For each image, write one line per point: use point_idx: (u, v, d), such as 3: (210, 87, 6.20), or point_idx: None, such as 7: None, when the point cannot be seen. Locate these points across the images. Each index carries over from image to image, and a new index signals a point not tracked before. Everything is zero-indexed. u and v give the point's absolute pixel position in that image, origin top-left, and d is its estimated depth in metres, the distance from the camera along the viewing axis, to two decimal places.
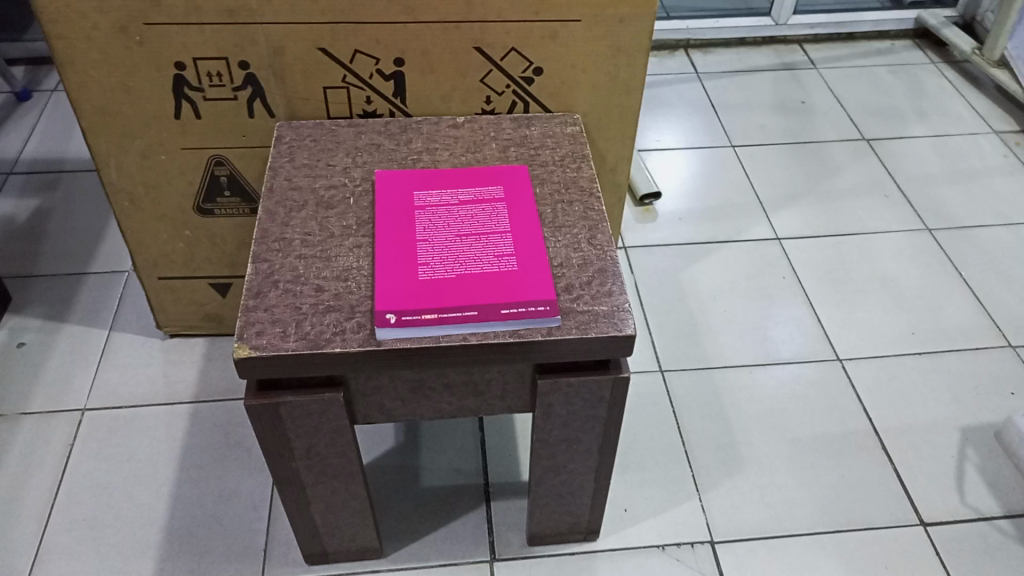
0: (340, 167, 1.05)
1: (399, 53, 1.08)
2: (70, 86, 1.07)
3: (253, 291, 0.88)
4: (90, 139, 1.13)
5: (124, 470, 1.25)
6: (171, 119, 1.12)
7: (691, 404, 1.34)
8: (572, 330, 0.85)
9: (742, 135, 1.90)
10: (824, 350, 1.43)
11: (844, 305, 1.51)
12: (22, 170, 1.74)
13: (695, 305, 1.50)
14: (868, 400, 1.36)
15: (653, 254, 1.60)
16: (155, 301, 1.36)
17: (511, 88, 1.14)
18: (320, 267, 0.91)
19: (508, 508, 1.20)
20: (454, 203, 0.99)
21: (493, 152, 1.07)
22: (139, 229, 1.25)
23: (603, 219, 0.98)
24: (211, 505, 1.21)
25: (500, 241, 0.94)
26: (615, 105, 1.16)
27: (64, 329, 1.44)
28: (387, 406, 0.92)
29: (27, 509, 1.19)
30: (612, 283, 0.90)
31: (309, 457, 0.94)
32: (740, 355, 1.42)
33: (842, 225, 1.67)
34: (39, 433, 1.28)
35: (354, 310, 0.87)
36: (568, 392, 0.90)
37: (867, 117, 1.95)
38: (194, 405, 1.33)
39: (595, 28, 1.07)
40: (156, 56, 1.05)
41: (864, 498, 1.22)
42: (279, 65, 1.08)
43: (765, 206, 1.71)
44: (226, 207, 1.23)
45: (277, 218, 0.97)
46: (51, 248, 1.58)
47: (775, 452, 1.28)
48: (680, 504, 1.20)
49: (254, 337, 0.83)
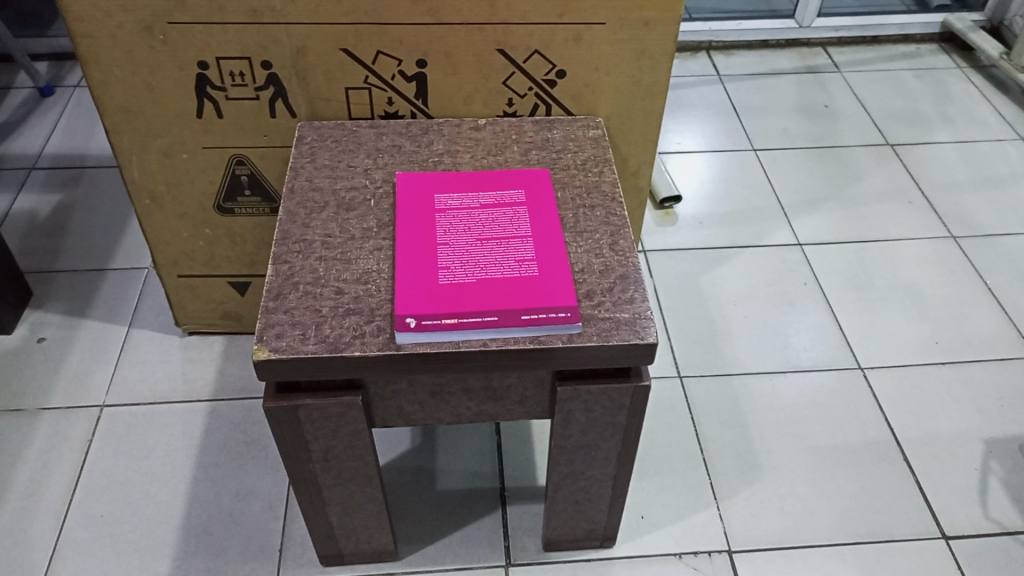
0: (362, 169, 1.04)
1: (422, 55, 1.07)
2: (94, 84, 1.07)
3: (273, 293, 0.88)
4: (113, 138, 1.13)
5: (142, 467, 1.25)
6: (193, 119, 1.12)
7: (710, 411, 1.33)
8: (593, 337, 0.84)
9: (764, 139, 1.88)
10: (845, 358, 1.41)
11: (867, 312, 1.49)
12: (44, 166, 1.75)
13: (715, 310, 1.49)
14: (890, 410, 1.34)
15: (673, 258, 1.59)
16: (175, 298, 1.36)
17: (534, 90, 1.13)
18: (340, 269, 0.91)
19: (524, 512, 1.19)
20: (475, 206, 0.98)
21: (514, 155, 1.07)
22: (160, 228, 1.25)
23: (625, 224, 0.97)
24: (228, 504, 1.21)
25: (521, 245, 0.93)
26: (638, 109, 1.15)
27: (84, 324, 1.45)
28: (405, 410, 0.92)
29: (46, 505, 1.20)
30: (634, 290, 0.89)
31: (326, 459, 0.94)
32: (759, 362, 1.41)
33: (866, 231, 1.65)
34: (58, 429, 1.29)
35: (374, 314, 0.86)
36: (587, 399, 0.90)
37: (892, 122, 1.93)
38: (212, 403, 1.34)
39: (619, 32, 1.06)
40: (180, 55, 1.05)
41: (884, 509, 1.21)
42: (302, 65, 1.08)
43: (787, 210, 1.70)
44: (246, 206, 1.23)
45: (297, 219, 0.97)
46: (72, 244, 1.59)
47: (795, 461, 1.27)
48: (698, 512, 1.19)
49: (273, 340, 0.83)
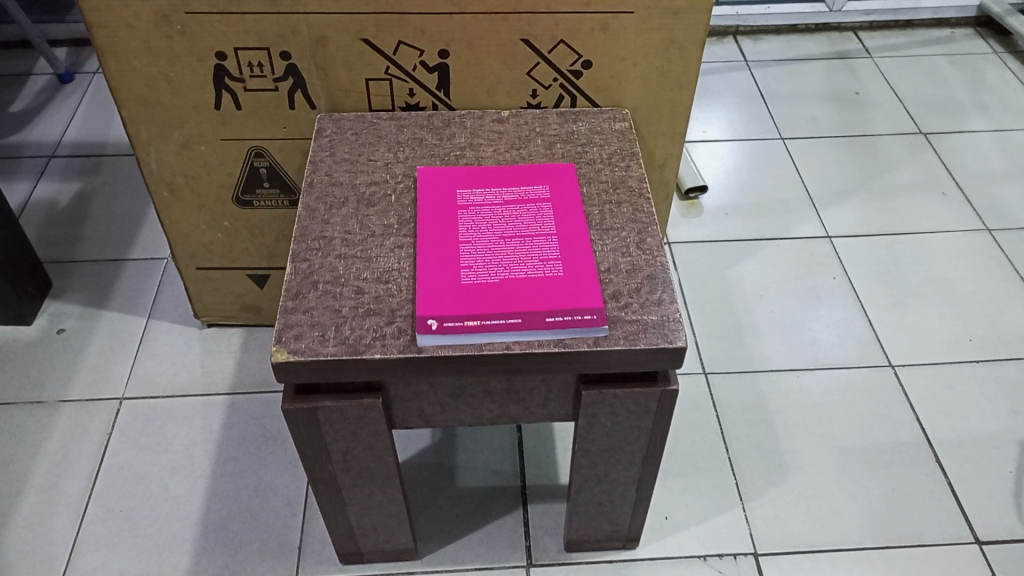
0: (382, 163, 1.02)
1: (444, 45, 1.04)
2: (111, 76, 1.05)
3: (292, 292, 0.86)
4: (131, 129, 1.11)
5: (161, 460, 1.24)
6: (212, 111, 1.10)
7: (735, 409, 1.30)
8: (620, 341, 0.82)
9: (792, 127, 1.83)
10: (874, 354, 1.38)
11: (898, 308, 1.45)
12: (64, 154, 1.74)
13: (741, 305, 1.46)
14: (921, 410, 1.30)
15: (698, 250, 1.56)
16: (194, 290, 1.35)
17: (559, 81, 1.10)
18: (360, 268, 0.89)
19: (545, 511, 1.18)
20: (498, 202, 0.96)
21: (538, 149, 1.04)
22: (179, 220, 1.23)
23: (653, 221, 0.94)
24: (247, 499, 1.20)
25: (545, 244, 0.91)
26: (665, 100, 1.12)
27: (103, 316, 1.44)
28: (426, 412, 0.90)
29: (66, 498, 1.20)
30: (662, 291, 0.86)
31: (345, 460, 0.92)
32: (787, 359, 1.37)
33: (896, 223, 1.61)
34: (78, 421, 1.29)
35: (394, 315, 0.84)
36: (613, 403, 0.87)
37: (925, 109, 1.88)
38: (231, 396, 1.32)
39: (648, 21, 1.03)
40: (197, 46, 1.03)
41: (915, 513, 1.18)
42: (321, 56, 1.05)
43: (815, 201, 1.65)
44: (265, 198, 1.21)
45: (317, 214, 0.95)
46: (91, 233, 1.58)
47: (823, 461, 1.24)
48: (723, 514, 1.17)
49: (292, 341, 0.82)
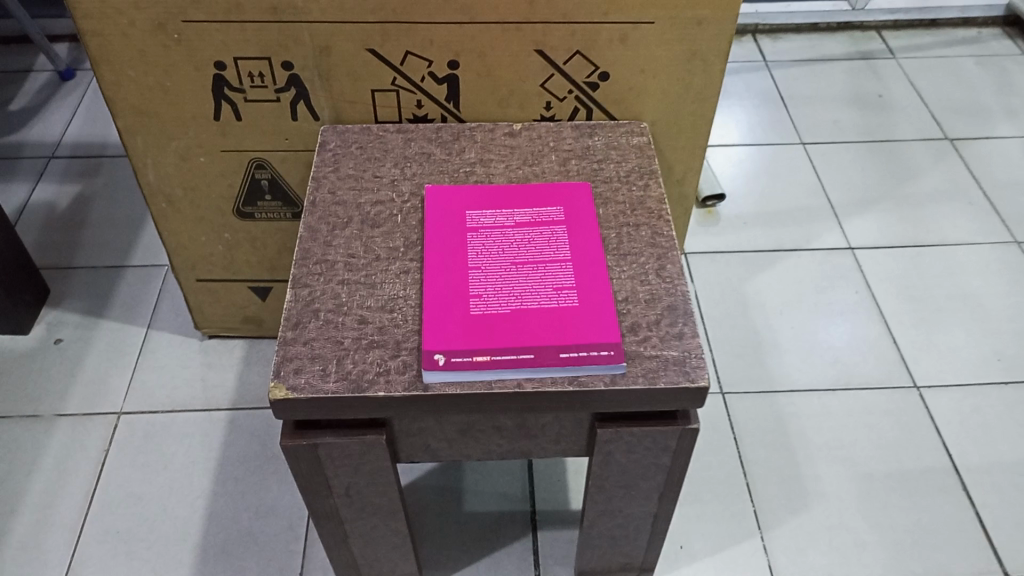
0: (388, 179, 0.97)
1: (454, 56, 0.99)
2: (106, 85, 1.00)
3: (292, 322, 0.82)
4: (127, 140, 1.06)
5: (159, 479, 1.21)
6: (211, 121, 1.05)
7: (753, 432, 1.25)
8: (639, 379, 0.77)
9: (812, 132, 1.77)
10: (898, 375, 1.33)
11: (923, 326, 1.40)
12: (64, 154, 1.70)
13: (759, 319, 1.41)
14: (948, 435, 1.25)
15: (715, 262, 1.51)
16: (194, 302, 1.31)
17: (574, 93, 1.04)
18: (364, 295, 0.84)
19: (555, 539, 1.14)
20: (509, 225, 0.91)
21: (553, 165, 0.99)
22: (178, 231, 1.19)
23: (673, 246, 0.89)
24: (247, 521, 1.16)
25: (560, 271, 0.86)
26: (686, 113, 1.06)
27: (102, 325, 1.40)
28: (432, 447, 0.85)
29: (61, 518, 1.16)
30: (684, 324, 0.82)
31: (348, 495, 0.88)
32: (807, 378, 1.32)
33: (921, 234, 1.55)
34: (75, 436, 1.25)
35: (399, 347, 0.80)
36: (629, 441, 0.83)
37: (951, 113, 1.81)
38: (232, 412, 1.29)
39: (669, 31, 0.97)
40: (195, 55, 0.98)
41: (941, 545, 1.13)
42: (325, 66, 1.00)
43: (837, 210, 1.60)
44: (267, 210, 1.16)
45: (319, 236, 0.90)
46: (91, 238, 1.54)
47: (845, 488, 1.19)
48: (740, 543, 1.13)
49: (291, 376, 0.77)
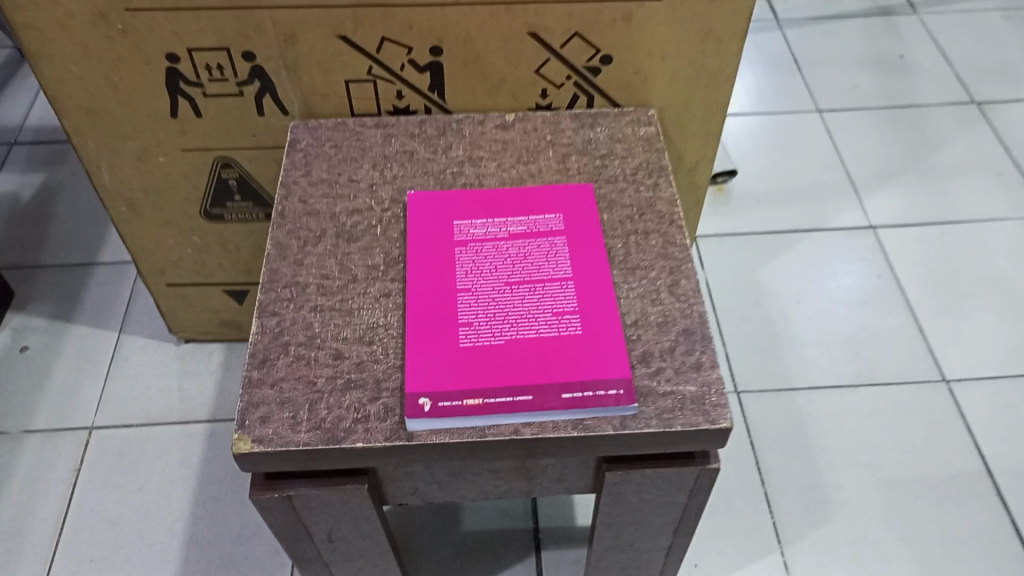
0: (366, 183, 0.87)
1: (437, 42, 0.88)
2: (47, 83, 0.89)
3: (258, 358, 0.72)
4: (76, 141, 0.95)
5: (135, 501, 1.13)
6: (168, 119, 0.94)
7: (771, 435, 1.17)
8: (652, 421, 0.68)
9: (829, 98, 1.65)
10: (925, 368, 1.24)
11: (951, 313, 1.31)
12: (27, 140, 1.59)
13: (775, 308, 1.32)
14: (980, 435, 1.17)
15: (726, 247, 1.40)
16: (166, 307, 1.21)
17: (573, 79, 0.93)
18: (340, 325, 0.75)
19: (560, 560, 1.06)
20: (502, 237, 0.81)
21: (550, 162, 0.88)
22: (142, 235, 1.09)
23: (687, 257, 0.79)
24: (230, 546, 1.08)
25: (560, 291, 0.76)
26: (698, 98, 0.95)
27: (71, 331, 1.31)
28: (422, 490, 0.76)
29: (30, 547, 1.08)
30: (702, 352, 0.72)
31: (330, 540, 0.80)
32: (827, 374, 1.23)
33: (947, 210, 1.44)
34: (44, 456, 1.17)
35: (379, 388, 0.70)
36: (640, 482, 0.74)
37: (977, 75, 1.69)
38: (211, 425, 1.20)
39: (680, 9, 0.86)
40: (143, 47, 0.86)
41: (974, 559, 1.05)
42: (291, 56, 0.88)
43: (856, 185, 1.49)
44: (238, 211, 1.06)
45: (289, 253, 0.80)
46: (58, 234, 1.44)
47: (870, 496, 1.11)
48: (759, 560, 1.05)
49: (256, 427, 0.68)
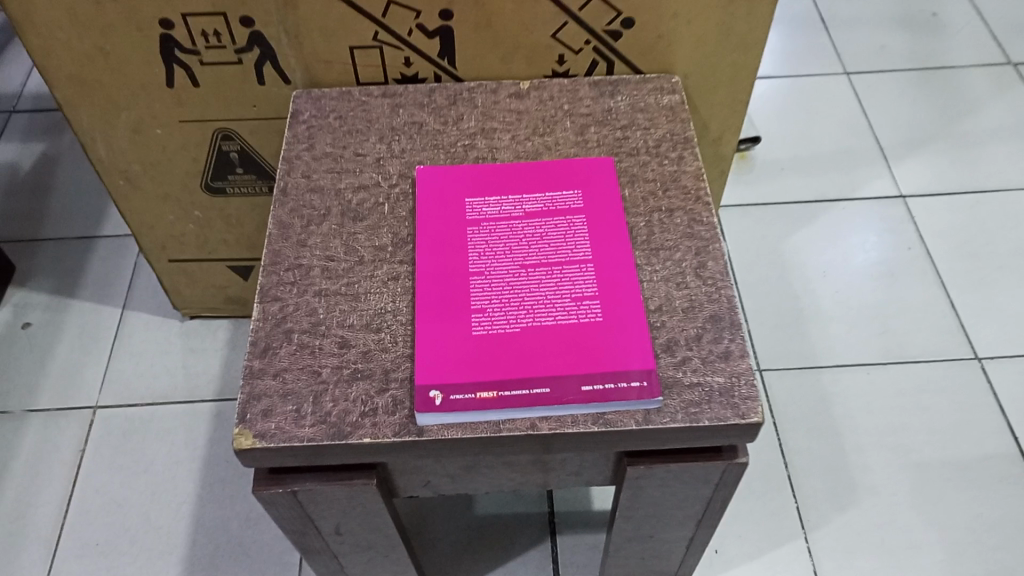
0: (373, 158, 0.82)
1: (446, 5, 0.82)
2: (35, 52, 0.84)
3: (260, 347, 0.68)
4: (68, 113, 0.91)
5: (141, 483, 1.10)
6: (163, 89, 0.89)
7: (795, 415, 1.13)
8: (678, 415, 0.63)
9: (856, 60, 1.58)
10: (956, 345, 1.19)
11: (984, 287, 1.25)
12: (26, 108, 1.54)
13: (800, 281, 1.27)
14: (1014, 415, 1.12)
15: (749, 217, 1.35)
16: (169, 283, 1.18)
17: (592, 43, 0.87)
18: (345, 311, 0.70)
19: (577, 545, 1.03)
20: (517, 215, 0.76)
21: (568, 134, 0.83)
22: (141, 210, 1.04)
23: (714, 236, 0.74)
24: (237, 530, 1.06)
25: (579, 274, 0.71)
26: (725, 63, 0.89)
27: (73, 307, 1.27)
28: (433, 483, 0.73)
29: (35, 530, 1.06)
30: (731, 340, 0.67)
31: (338, 533, 0.77)
32: (855, 351, 1.19)
33: (981, 178, 1.38)
34: (48, 436, 1.14)
35: (388, 379, 0.66)
36: (664, 476, 0.70)
37: (1014, 34, 1.61)
38: (217, 404, 1.17)
39: None
40: (134, 14, 0.81)
41: (1006, 545, 1.01)
42: (292, 21, 0.83)
43: (886, 152, 1.42)
44: (241, 184, 1.02)
45: (291, 233, 0.76)
46: (58, 205, 1.40)
47: (897, 480, 1.07)
48: (782, 546, 1.01)
49: (258, 422, 0.64)
